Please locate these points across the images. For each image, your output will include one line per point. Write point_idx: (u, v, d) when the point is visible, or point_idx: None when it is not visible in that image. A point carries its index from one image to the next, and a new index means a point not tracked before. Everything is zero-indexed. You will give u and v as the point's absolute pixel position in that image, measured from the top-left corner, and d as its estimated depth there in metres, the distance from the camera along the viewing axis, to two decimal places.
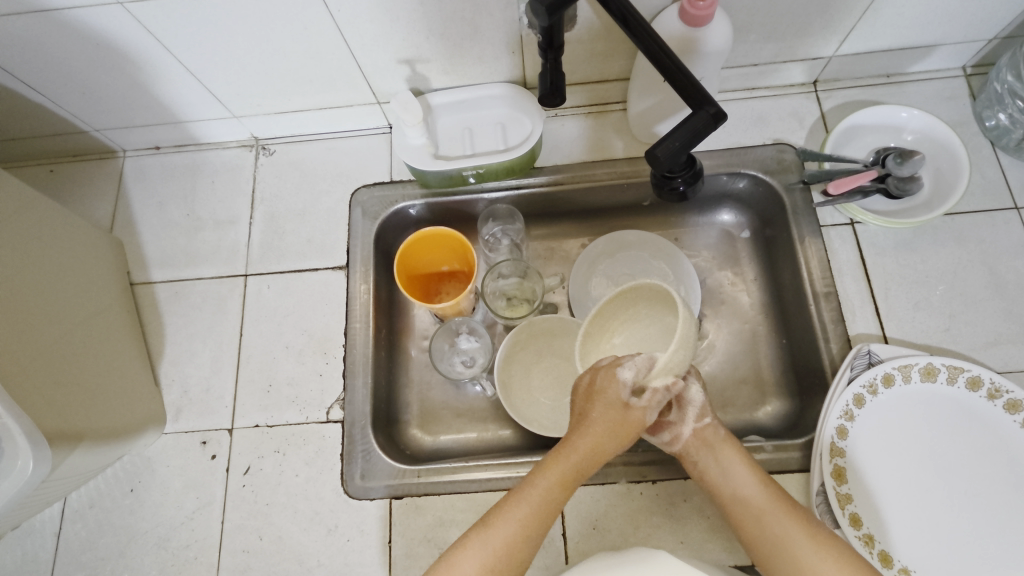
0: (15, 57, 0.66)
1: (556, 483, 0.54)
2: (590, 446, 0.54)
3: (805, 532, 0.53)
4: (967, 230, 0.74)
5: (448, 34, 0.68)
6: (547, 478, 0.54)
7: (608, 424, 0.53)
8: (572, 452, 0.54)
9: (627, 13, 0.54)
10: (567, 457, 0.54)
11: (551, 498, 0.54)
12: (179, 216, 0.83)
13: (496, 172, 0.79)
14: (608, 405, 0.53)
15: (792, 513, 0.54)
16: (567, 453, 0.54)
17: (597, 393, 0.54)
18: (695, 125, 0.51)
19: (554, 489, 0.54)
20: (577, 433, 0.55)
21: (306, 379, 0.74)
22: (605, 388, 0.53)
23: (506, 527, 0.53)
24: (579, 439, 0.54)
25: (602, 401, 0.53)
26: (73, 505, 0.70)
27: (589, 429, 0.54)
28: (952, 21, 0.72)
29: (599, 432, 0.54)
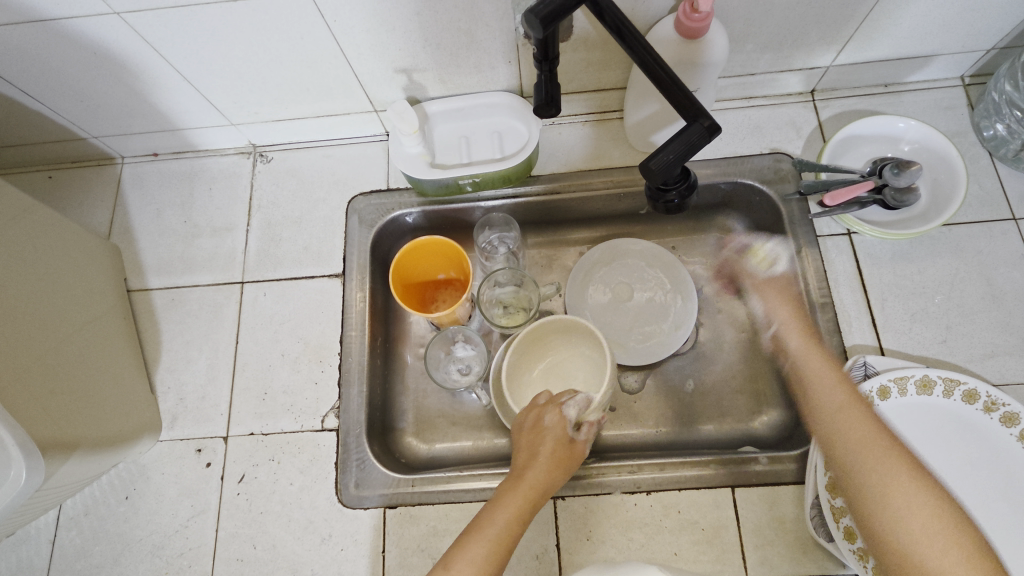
0: (13, 66, 0.67)
1: (512, 516, 0.57)
2: (537, 479, 0.59)
3: (903, 472, 0.53)
4: (964, 241, 0.74)
5: (445, 44, 0.68)
6: (504, 509, 0.58)
7: (550, 457, 0.59)
8: (523, 484, 0.59)
9: (622, 25, 0.53)
10: (518, 490, 0.58)
11: (510, 528, 0.57)
12: (177, 224, 0.83)
13: (493, 181, 0.79)
14: (548, 442, 0.59)
15: (897, 447, 0.55)
16: (515, 487, 0.59)
17: (534, 430, 0.60)
18: (689, 138, 0.51)
19: (513, 520, 0.57)
20: (522, 468, 0.59)
21: (301, 388, 0.74)
22: (544, 424, 0.59)
23: (474, 556, 0.55)
24: (524, 475, 0.59)
25: (542, 436, 0.59)
26: (68, 512, 0.70)
27: (535, 464, 0.59)
28: (949, 31, 0.72)
29: (542, 465, 0.59)
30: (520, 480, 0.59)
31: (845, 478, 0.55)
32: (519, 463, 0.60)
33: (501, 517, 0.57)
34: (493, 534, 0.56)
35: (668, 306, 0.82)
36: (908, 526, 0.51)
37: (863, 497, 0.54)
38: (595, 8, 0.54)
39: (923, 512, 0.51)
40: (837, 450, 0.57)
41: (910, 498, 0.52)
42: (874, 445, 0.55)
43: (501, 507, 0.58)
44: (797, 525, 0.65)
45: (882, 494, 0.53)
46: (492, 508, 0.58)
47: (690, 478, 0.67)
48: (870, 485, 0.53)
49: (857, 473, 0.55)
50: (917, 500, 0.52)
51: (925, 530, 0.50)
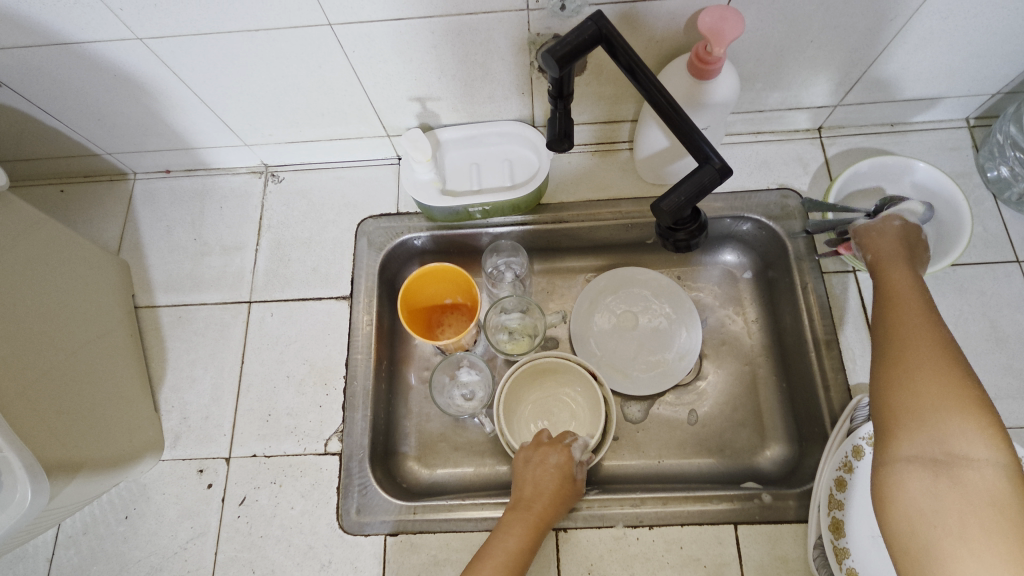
0: (33, 85, 0.67)
1: (520, 540, 0.60)
2: (541, 509, 0.62)
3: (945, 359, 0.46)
4: (968, 282, 0.74)
5: (460, 75, 0.69)
6: (513, 534, 0.61)
7: (553, 489, 0.63)
8: (530, 512, 0.62)
9: (635, 66, 0.54)
10: (524, 517, 0.62)
11: (518, 553, 0.59)
12: (187, 241, 0.83)
13: (503, 208, 0.79)
14: (554, 475, 0.64)
15: (936, 321, 0.49)
16: (521, 514, 0.62)
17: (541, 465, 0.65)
18: (701, 180, 0.52)
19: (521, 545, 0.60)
20: (529, 497, 0.63)
21: (305, 410, 0.74)
22: (550, 461, 0.65)
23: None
24: (529, 504, 0.62)
25: (548, 470, 0.64)
26: (66, 530, 0.70)
27: (540, 496, 0.63)
28: (955, 76, 0.73)
29: (547, 496, 0.63)
30: (526, 506, 0.62)
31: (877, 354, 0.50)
32: (524, 493, 0.63)
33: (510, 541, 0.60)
34: (502, 558, 0.59)
35: (672, 337, 0.82)
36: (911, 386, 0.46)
37: (882, 374, 0.48)
38: (610, 48, 0.54)
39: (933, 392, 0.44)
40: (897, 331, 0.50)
41: (940, 399, 0.44)
42: (924, 354, 0.47)
43: (509, 532, 0.61)
44: (799, 564, 0.65)
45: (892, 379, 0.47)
46: (500, 534, 0.61)
47: (693, 513, 0.67)
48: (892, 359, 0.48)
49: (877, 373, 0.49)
50: (939, 383, 0.45)
51: (957, 445, 0.42)
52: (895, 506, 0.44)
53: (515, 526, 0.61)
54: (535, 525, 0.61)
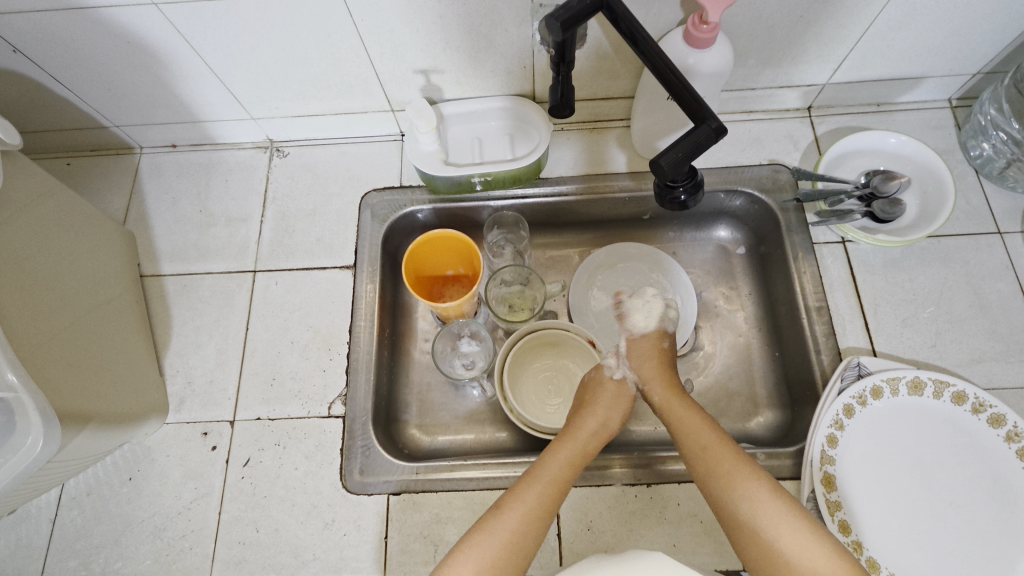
0: (44, 51, 0.69)
1: (548, 491, 0.61)
2: (572, 466, 0.63)
3: (790, 520, 0.55)
4: (952, 252, 0.77)
5: (465, 47, 0.71)
6: (558, 458, 0.63)
7: (582, 454, 0.65)
8: (562, 465, 0.63)
9: (636, 32, 0.57)
10: (555, 470, 0.62)
11: (546, 504, 0.60)
12: (192, 213, 0.85)
13: (503, 181, 0.81)
14: (600, 431, 0.67)
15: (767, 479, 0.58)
16: (554, 462, 0.63)
17: (583, 424, 0.67)
18: (698, 138, 0.54)
19: (551, 496, 0.60)
20: (565, 451, 0.64)
21: (309, 374, 0.75)
22: (593, 416, 0.68)
23: (511, 522, 0.58)
24: (563, 459, 0.63)
25: (588, 429, 0.67)
26: (70, 491, 0.70)
27: (571, 457, 0.64)
28: (937, 55, 0.76)
29: (583, 460, 0.65)
30: (562, 458, 0.63)
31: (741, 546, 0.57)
32: (559, 446, 0.65)
33: (537, 491, 0.60)
34: (531, 505, 0.59)
35: None
36: (774, 545, 0.54)
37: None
38: (611, 15, 0.57)
39: (814, 552, 0.53)
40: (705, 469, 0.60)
41: (815, 550, 0.53)
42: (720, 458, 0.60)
43: (542, 476, 0.61)
44: None
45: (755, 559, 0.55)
46: (530, 479, 0.61)
47: (689, 471, 0.69)
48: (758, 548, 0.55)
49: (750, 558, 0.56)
50: (812, 545, 0.53)
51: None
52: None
53: (547, 475, 0.62)
54: (562, 482, 0.62)
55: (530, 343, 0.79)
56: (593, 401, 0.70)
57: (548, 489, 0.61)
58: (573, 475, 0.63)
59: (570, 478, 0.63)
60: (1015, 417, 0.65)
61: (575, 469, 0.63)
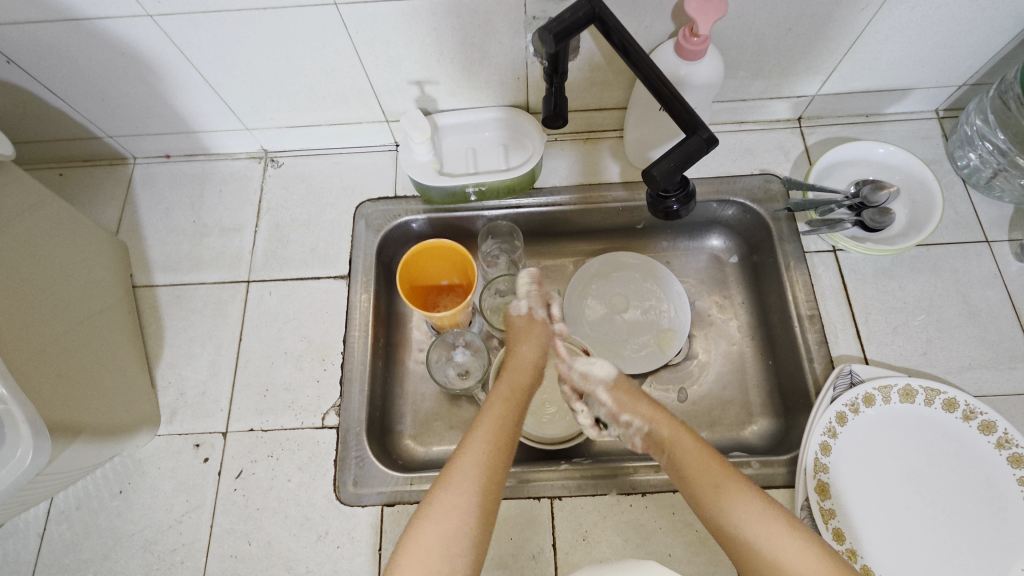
0: (38, 61, 0.69)
1: (495, 432, 0.61)
2: (510, 404, 0.65)
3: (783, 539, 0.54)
4: (941, 261, 0.78)
5: (459, 58, 0.72)
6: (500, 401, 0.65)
7: (516, 394, 0.66)
8: (500, 406, 0.64)
9: (628, 44, 0.58)
10: (494, 414, 0.63)
11: (497, 446, 0.60)
12: (185, 223, 0.85)
13: (497, 191, 0.82)
14: (527, 367, 0.70)
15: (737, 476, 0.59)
16: (492, 409, 0.64)
17: (512, 364, 0.70)
18: (689, 148, 0.55)
19: (499, 439, 0.61)
20: (500, 393, 0.66)
21: (303, 385, 0.75)
22: (518, 359, 0.70)
23: (466, 469, 0.57)
24: (498, 403, 0.65)
25: (515, 368, 0.69)
26: (59, 505, 0.70)
27: (507, 401, 0.65)
28: (924, 66, 0.78)
29: (520, 397, 0.66)
30: (499, 401, 0.65)
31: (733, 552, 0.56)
32: (494, 392, 0.66)
33: (481, 436, 0.60)
34: (482, 448, 0.59)
35: (662, 318, 0.85)
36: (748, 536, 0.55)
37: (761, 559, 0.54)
38: (603, 28, 0.58)
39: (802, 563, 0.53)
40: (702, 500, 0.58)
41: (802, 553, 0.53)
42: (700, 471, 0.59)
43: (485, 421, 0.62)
44: None
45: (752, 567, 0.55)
46: (476, 429, 0.61)
47: None
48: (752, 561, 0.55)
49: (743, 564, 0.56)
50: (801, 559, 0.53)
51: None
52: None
53: (489, 421, 0.62)
54: (504, 424, 0.62)
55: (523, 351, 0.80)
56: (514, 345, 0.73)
57: (491, 430, 0.61)
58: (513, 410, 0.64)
59: (512, 414, 0.64)
60: (1005, 423, 0.65)
61: (515, 408, 0.65)
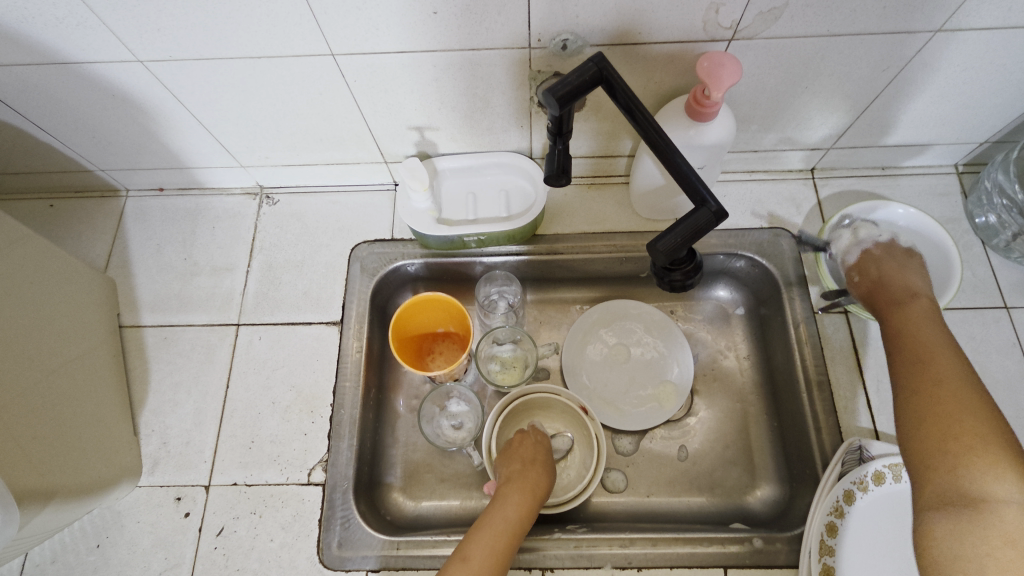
0: (27, 101, 0.67)
1: (505, 539, 0.61)
2: (524, 495, 0.65)
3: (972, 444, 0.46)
4: (957, 327, 0.75)
5: (460, 107, 0.69)
6: (514, 503, 0.64)
7: (533, 497, 0.65)
8: (515, 501, 0.64)
9: (634, 106, 0.55)
10: (504, 514, 0.63)
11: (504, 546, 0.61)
12: (176, 260, 0.82)
13: (498, 239, 0.79)
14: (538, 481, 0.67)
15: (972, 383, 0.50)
16: (505, 509, 0.63)
17: (528, 471, 0.67)
18: (697, 223, 0.52)
19: (502, 549, 0.60)
20: (516, 487, 0.65)
21: (290, 438, 0.73)
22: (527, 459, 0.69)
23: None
24: (514, 500, 0.64)
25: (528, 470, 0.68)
26: (34, 559, 0.67)
27: (521, 496, 0.65)
28: (944, 124, 0.74)
29: (538, 497, 0.66)
30: (514, 495, 0.64)
31: (909, 396, 0.53)
32: (509, 483, 0.66)
33: (489, 536, 0.61)
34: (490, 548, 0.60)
35: (665, 370, 0.83)
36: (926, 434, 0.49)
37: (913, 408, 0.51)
38: (610, 91, 0.55)
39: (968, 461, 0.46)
40: (918, 366, 0.54)
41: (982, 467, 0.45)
42: (938, 378, 0.52)
43: (496, 517, 0.62)
44: None
45: (919, 422, 0.50)
46: (483, 529, 0.62)
47: (682, 556, 0.66)
48: (918, 406, 0.51)
49: (905, 417, 0.52)
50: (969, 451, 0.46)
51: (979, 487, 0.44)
52: (926, 555, 0.45)
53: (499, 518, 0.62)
54: (512, 527, 0.62)
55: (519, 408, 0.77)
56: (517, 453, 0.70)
57: (499, 534, 0.61)
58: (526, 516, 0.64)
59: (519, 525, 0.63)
60: None
61: (524, 518, 0.64)
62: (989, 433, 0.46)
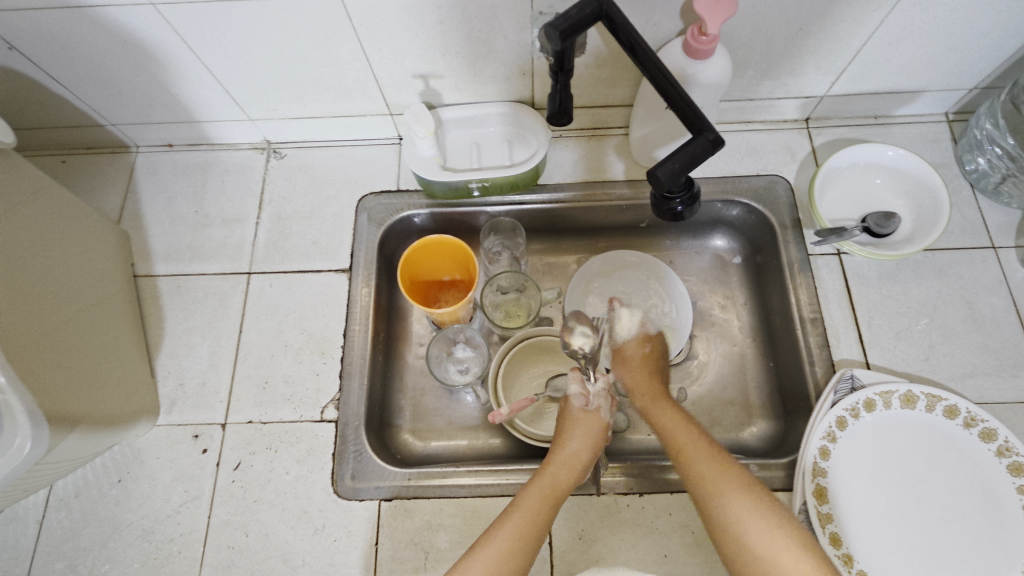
0: (42, 50, 0.69)
1: (529, 525, 0.60)
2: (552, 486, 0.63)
3: (771, 532, 0.56)
4: (946, 266, 0.78)
5: (464, 53, 0.71)
6: (534, 489, 0.62)
7: (559, 479, 0.63)
8: (537, 501, 0.61)
9: (635, 42, 0.57)
10: (530, 504, 0.61)
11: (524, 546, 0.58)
12: (187, 213, 0.84)
13: (501, 186, 0.81)
14: (578, 459, 0.65)
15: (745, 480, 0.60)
16: (528, 496, 0.62)
17: (556, 455, 0.65)
18: (695, 150, 0.55)
19: (527, 531, 0.59)
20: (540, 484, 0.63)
21: (303, 378, 0.75)
22: (569, 441, 0.66)
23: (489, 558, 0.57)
24: (536, 489, 0.62)
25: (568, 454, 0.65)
26: (58, 493, 0.70)
27: (542, 493, 0.62)
28: (934, 69, 0.77)
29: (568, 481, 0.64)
30: (536, 494, 0.62)
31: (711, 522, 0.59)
32: (533, 482, 0.63)
33: (513, 526, 0.59)
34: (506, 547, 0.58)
35: (663, 317, 0.83)
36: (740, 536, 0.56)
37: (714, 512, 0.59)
38: (610, 25, 0.57)
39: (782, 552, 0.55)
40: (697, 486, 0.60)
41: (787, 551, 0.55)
42: (720, 477, 0.60)
43: (516, 515, 0.60)
44: None
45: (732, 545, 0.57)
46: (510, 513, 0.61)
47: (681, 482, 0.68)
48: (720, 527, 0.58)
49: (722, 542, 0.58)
50: (781, 546, 0.55)
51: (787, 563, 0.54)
52: None
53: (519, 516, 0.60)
54: (538, 517, 0.60)
55: (523, 349, 0.80)
56: (568, 433, 0.68)
57: (526, 518, 0.60)
58: (551, 501, 0.62)
59: (546, 507, 0.61)
60: (1006, 432, 0.65)
61: (550, 499, 0.62)
62: (790, 539, 0.55)
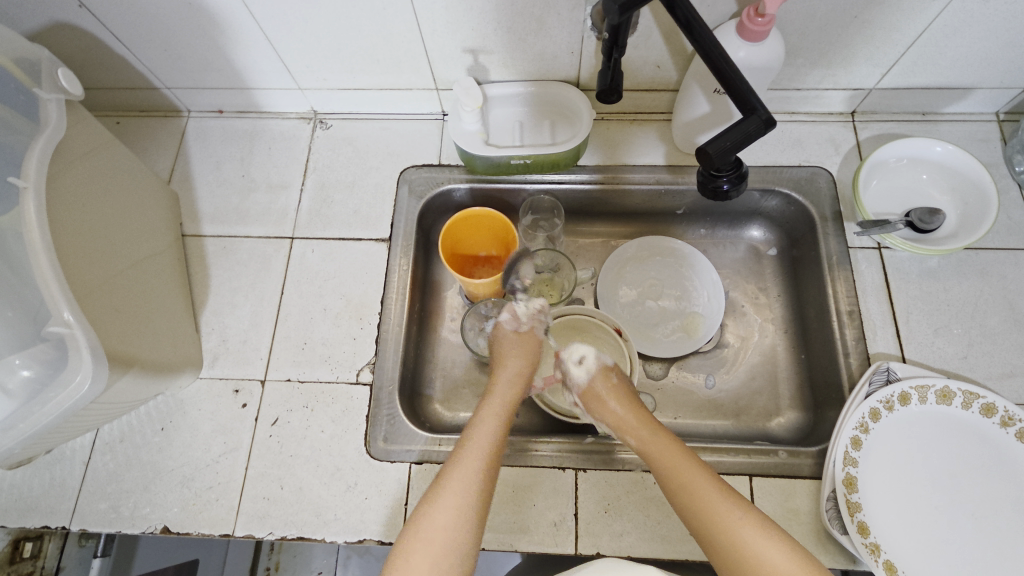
0: (110, 9, 0.71)
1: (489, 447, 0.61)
2: (500, 433, 0.63)
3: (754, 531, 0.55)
4: (990, 266, 0.77)
5: (515, 28, 0.72)
6: (490, 415, 0.65)
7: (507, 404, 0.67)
8: (493, 423, 0.64)
9: (692, 19, 0.57)
10: (487, 426, 0.63)
11: (483, 478, 0.59)
12: (235, 177, 0.87)
13: (542, 165, 0.82)
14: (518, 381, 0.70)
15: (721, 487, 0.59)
16: (486, 421, 0.64)
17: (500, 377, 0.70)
18: (747, 129, 0.55)
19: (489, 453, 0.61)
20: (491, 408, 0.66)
21: (340, 341, 0.77)
22: (508, 370, 0.71)
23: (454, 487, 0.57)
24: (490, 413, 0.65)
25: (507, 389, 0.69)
26: (104, 437, 0.73)
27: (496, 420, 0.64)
28: (990, 66, 0.75)
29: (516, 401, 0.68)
30: (491, 418, 0.64)
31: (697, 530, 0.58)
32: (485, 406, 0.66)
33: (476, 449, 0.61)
34: (467, 473, 0.58)
35: (692, 304, 0.85)
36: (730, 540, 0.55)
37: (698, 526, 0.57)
38: (668, 1, 0.58)
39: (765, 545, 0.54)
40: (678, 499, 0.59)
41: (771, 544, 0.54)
42: (698, 485, 0.59)
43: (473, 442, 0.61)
44: (810, 518, 0.67)
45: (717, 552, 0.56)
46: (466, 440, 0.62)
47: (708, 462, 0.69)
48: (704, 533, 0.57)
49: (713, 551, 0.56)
50: (766, 541, 0.54)
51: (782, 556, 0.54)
52: None
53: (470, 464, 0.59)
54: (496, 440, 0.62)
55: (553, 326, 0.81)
56: (504, 359, 0.73)
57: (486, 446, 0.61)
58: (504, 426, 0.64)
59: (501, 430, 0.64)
60: None
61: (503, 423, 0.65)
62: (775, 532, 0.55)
